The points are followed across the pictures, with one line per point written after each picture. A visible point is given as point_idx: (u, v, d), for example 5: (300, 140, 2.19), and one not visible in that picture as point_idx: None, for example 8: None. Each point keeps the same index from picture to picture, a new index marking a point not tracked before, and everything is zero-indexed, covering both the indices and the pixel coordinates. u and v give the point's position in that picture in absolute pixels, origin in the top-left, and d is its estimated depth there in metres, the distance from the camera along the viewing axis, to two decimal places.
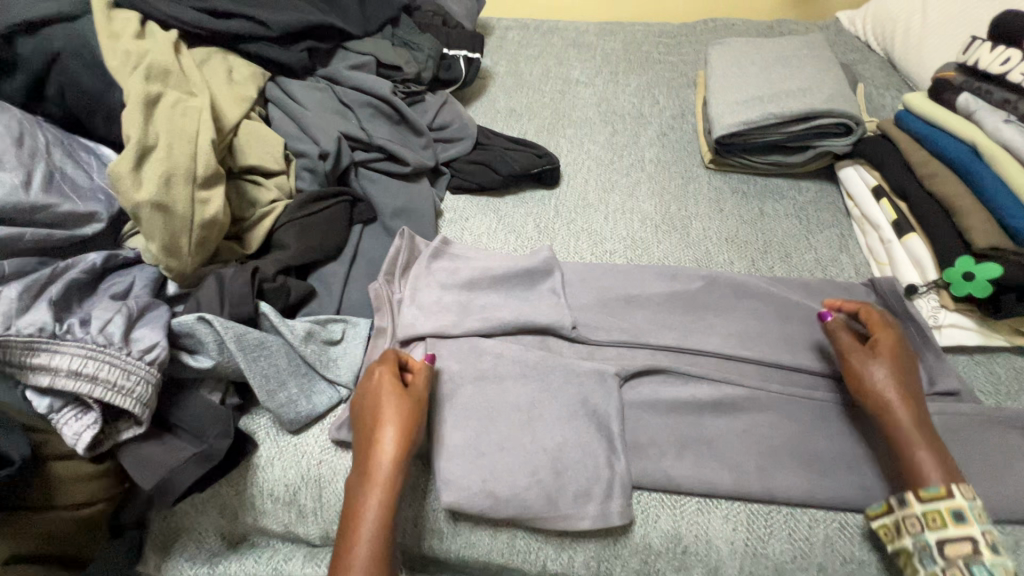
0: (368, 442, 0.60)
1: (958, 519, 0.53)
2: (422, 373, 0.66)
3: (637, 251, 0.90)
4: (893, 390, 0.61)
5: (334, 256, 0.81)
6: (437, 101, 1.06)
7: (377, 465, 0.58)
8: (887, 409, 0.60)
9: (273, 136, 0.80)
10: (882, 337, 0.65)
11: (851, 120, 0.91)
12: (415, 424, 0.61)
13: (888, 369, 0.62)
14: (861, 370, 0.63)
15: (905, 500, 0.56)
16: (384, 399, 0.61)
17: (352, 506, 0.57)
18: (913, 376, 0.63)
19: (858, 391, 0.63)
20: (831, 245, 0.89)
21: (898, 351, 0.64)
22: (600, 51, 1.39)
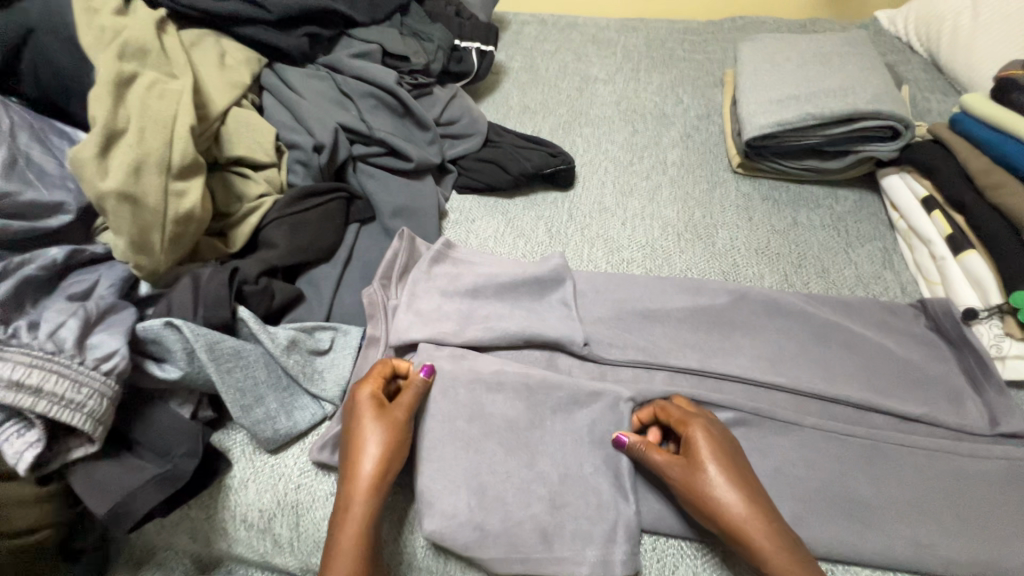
0: (347, 462, 0.54)
1: None
2: (415, 386, 0.59)
3: (656, 261, 0.82)
4: (733, 505, 0.51)
5: (326, 257, 0.75)
6: (445, 95, 0.99)
7: (353, 487, 0.53)
8: (747, 534, 0.50)
9: (264, 126, 0.74)
10: (692, 439, 0.55)
11: (899, 123, 0.82)
12: (394, 446, 0.55)
13: (714, 479, 0.52)
14: (684, 486, 0.53)
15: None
16: (362, 417, 0.56)
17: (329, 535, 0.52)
18: (749, 482, 0.53)
19: (696, 510, 0.53)
20: (873, 260, 0.80)
21: (717, 454, 0.54)
22: (621, 48, 1.31)
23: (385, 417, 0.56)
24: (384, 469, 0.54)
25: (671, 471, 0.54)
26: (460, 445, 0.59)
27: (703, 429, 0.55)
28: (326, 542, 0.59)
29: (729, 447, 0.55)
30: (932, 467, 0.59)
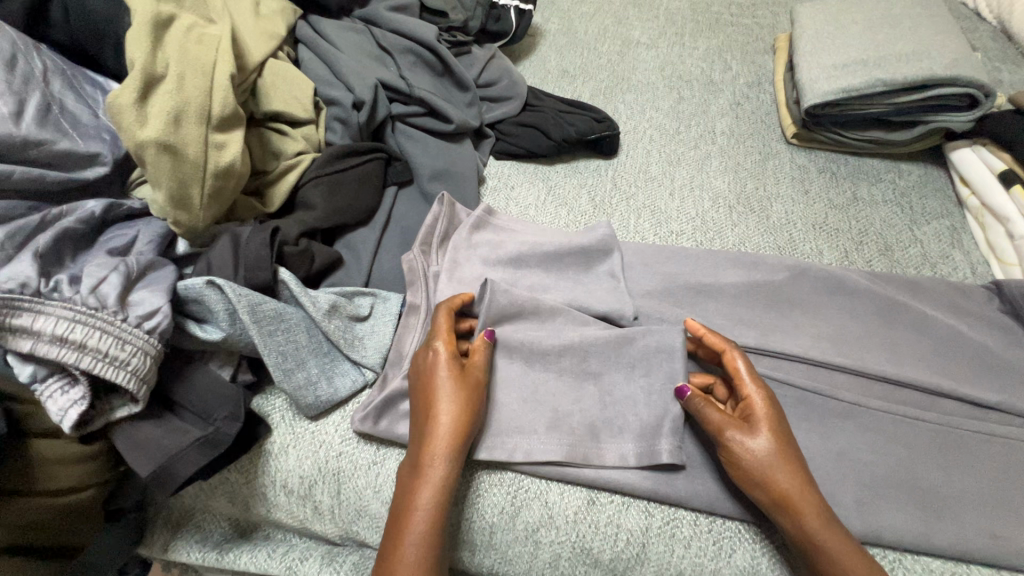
0: (424, 426, 0.52)
1: None
2: (481, 349, 0.57)
3: (708, 234, 0.78)
4: (785, 473, 0.49)
5: (364, 221, 0.72)
6: (484, 55, 0.94)
7: (430, 455, 0.50)
8: (792, 500, 0.48)
9: (302, 80, 0.70)
10: (752, 403, 0.53)
11: (979, 90, 0.76)
12: (472, 415, 0.53)
13: (773, 448, 0.50)
14: (740, 449, 0.51)
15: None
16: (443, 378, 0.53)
17: (401, 498, 0.50)
18: (797, 451, 0.52)
19: (741, 471, 0.51)
20: (940, 238, 0.75)
21: (777, 421, 0.52)
22: (664, 11, 1.24)
23: (462, 381, 0.54)
24: (462, 439, 0.51)
25: (729, 431, 0.51)
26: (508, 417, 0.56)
27: (766, 396, 0.53)
28: (368, 510, 0.58)
29: (782, 415, 0.53)
30: (1007, 457, 0.55)
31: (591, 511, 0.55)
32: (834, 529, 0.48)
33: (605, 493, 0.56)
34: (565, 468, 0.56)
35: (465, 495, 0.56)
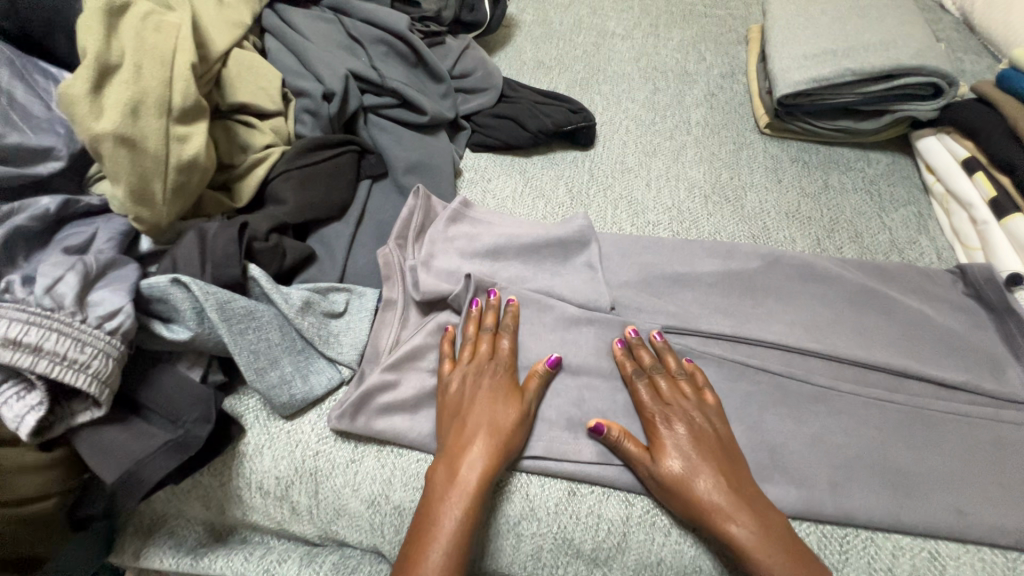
0: (460, 443, 0.52)
1: None
2: (536, 375, 0.58)
3: (684, 224, 0.78)
4: (705, 488, 0.50)
5: (338, 215, 0.70)
6: (458, 45, 0.93)
7: (464, 473, 0.50)
8: (716, 513, 0.49)
9: (269, 70, 0.68)
10: (661, 429, 0.54)
11: (945, 80, 0.78)
12: (510, 441, 0.53)
13: (688, 467, 0.51)
14: (656, 474, 0.52)
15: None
16: (491, 391, 0.55)
17: (427, 515, 0.49)
18: (726, 466, 0.52)
19: (663, 492, 0.52)
20: (907, 224, 0.77)
21: (697, 440, 0.53)
22: (639, 2, 1.24)
23: (507, 409, 0.55)
24: (499, 461, 0.52)
25: (642, 458, 0.53)
26: None
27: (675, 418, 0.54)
28: (347, 509, 0.57)
29: (705, 432, 0.54)
30: (972, 435, 0.57)
31: (572, 501, 0.55)
32: (761, 540, 0.47)
33: (586, 484, 0.56)
34: (545, 459, 0.56)
35: None
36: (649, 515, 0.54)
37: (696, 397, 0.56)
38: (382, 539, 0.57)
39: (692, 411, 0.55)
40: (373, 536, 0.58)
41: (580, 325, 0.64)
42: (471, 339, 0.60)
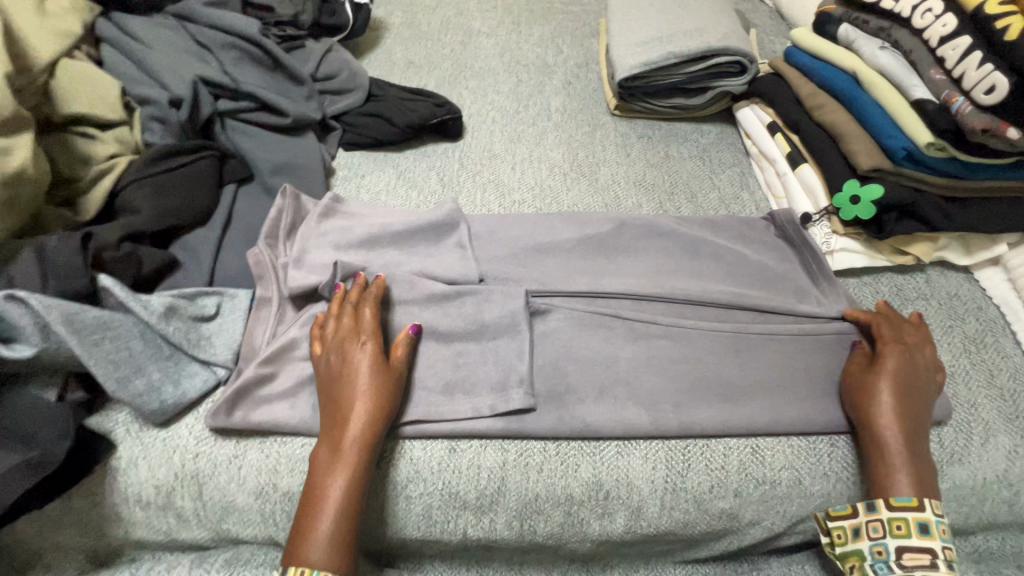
0: (338, 416, 0.55)
1: (923, 530, 0.54)
2: (402, 343, 0.61)
3: (546, 200, 0.86)
4: (888, 407, 0.58)
5: (201, 221, 0.70)
6: (320, 48, 0.94)
7: (345, 443, 0.54)
8: (876, 414, 0.58)
9: (105, 78, 0.66)
10: (890, 356, 0.62)
11: (744, 58, 0.92)
12: (388, 407, 0.57)
13: (891, 395, 0.59)
14: (868, 388, 0.60)
15: (873, 505, 0.56)
16: (356, 363, 0.57)
17: (315, 487, 0.53)
18: (926, 394, 0.60)
19: (859, 405, 0.60)
20: (732, 183, 0.90)
21: (912, 368, 0.61)
22: (502, 2, 1.31)
23: (384, 379, 0.58)
24: (377, 426, 0.55)
25: (866, 370, 0.62)
26: None
27: (918, 352, 0.63)
28: (235, 505, 0.58)
29: (931, 370, 0.62)
30: (786, 347, 0.68)
31: (453, 458, 0.60)
32: (900, 441, 0.57)
33: (464, 440, 0.61)
34: (424, 423, 0.60)
35: None
36: (521, 457, 0.60)
37: (923, 345, 0.64)
38: (276, 527, 0.59)
39: (917, 354, 0.63)
40: (267, 527, 0.59)
41: (452, 299, 0.68)
42: (335, 317, 0.62)
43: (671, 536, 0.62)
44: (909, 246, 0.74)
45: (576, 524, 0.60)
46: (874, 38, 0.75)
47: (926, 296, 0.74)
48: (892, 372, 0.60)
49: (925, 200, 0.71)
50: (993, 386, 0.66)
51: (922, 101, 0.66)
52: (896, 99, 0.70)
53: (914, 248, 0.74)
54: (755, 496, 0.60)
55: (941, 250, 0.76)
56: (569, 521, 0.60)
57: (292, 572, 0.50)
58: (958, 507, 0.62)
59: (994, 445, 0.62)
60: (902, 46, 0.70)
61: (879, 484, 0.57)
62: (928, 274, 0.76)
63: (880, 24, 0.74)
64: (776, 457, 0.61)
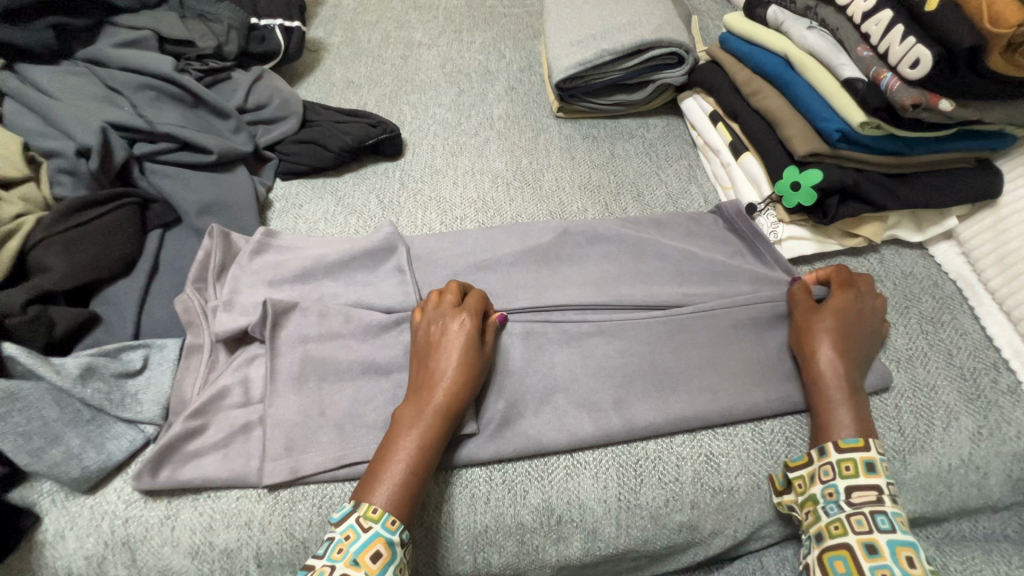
0: (426, 379, 0.55)
1: (869, 469, 0.53)
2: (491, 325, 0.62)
3: (488, 213, 0.84)
4: (828, 346, 0.59)
5: (124, 272, 0.68)
6: (247, 78, 0.92)
7: (429, 399, 0.54)
8: (817, 348, 0.59)
9: (5, 136, 0.65)
10: (838, 296, 0.62)
11: (681, 48, 0.90)
12: (476, 370, 0.56)
13: (827, 332, 0.59)
14: (809, 326, 0.61)
15: (823, 450, 0.55)
16: (455, 337, 0.57)
17: (386, 443, 0.53)
18: (869, 337, 0.61)
19: (801, 344, 0.61)
20: (680, 176, 0.87)
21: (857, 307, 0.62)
22: (442, 10, 1.29)
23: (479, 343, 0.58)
24: (473, 383, 0.56)
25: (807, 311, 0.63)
26: (292, 420, 0.59)
27: (866, 295, 0.63)
28: (172, 569, 0.55)
29: (876, 316, 0.63)
30: (739, 346, 0.65)
31: None
32: (839, 377, 0.57)
33: None
34: (363, 463, 0.58)
35: (271, 520, 0.56)
36: (467, 488, 0.58)
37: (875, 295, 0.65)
38: None
39: (868, 300, 0.63)
40: None
41: (390, 328, 0.66)
42: (438, 294, 0.62)
43: (633, 554, 0.60)
44: (857, 229, 0.72)
45: (531, 552, 0.58)
46: (802, 18, 0.73)
47: (880, 277, 0.72)
48: (835, 311, 0.61)
49: (865, 179, 0.69)
50: (952, 365, 0.64)
51: (851, 80, 0.64)
52: (826, 79, 0.68)
53: (862, 230, 0.72)
54: (713, 505, 0.58)
55: (892, 228, 0.74)
56: (525, 550, 0.58)
57: (361, 512, 0.49)
58: (927, 496, 0.59)
59: (957, 428, 0.60)
60: (829, 24, 0.69)
61: (820, 424, 0.57)
62: (881, 254, 0.74)
63: (807, 3, 0.72)
64: (732, 463, 0.59)
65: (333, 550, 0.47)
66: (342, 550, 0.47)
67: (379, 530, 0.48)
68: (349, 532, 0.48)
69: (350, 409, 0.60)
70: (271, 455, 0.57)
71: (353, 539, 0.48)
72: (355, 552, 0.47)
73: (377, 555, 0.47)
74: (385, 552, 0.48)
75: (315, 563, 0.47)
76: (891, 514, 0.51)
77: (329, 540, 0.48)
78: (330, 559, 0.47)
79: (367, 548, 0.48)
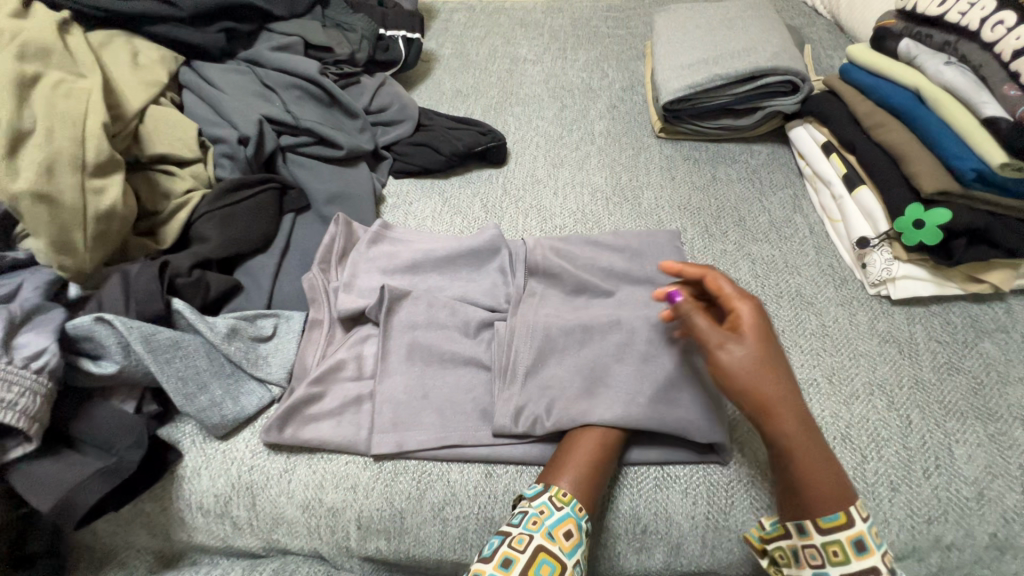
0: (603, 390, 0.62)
1: (860, 549, 0.47)
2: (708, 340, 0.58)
3: (587, 225, 0.86)
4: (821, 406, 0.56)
5: (263, 248, 0.76)
6: (374, 83, 1.00)
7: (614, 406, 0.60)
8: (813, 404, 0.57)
9: (185, 123, 0.75)
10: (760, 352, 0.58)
11: (796, 77, 0.89)
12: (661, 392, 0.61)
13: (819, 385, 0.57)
14: None
15: (804, 529, 0.49)
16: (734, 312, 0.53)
17: (574, 438, 0.58)
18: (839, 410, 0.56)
19: None
20: (784, 205, 0.86)
21: (774, 372, 0.49)
22: (548, 29, 1.34)
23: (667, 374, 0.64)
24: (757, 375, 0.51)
25: None
26: (399, 398, 0.63)
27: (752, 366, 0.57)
28: (285, 516, 0.61)
29: None
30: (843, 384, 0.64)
31: (489, 482, 0.61)
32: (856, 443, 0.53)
33: (501, 465, 0.62)
34: (462, 446, 0.61)
35: (374, 487, 0.61)
36: None
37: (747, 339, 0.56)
38: (320, 540, 0.62)
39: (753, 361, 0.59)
40: (312, 539, 0.62)
41: (492, 324, 0.70)
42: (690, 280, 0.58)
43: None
44: (984, 274, 0.69)
45: (611, 556, 0.59)
46: (938, 53, 0.71)
47: (1005, 328, 0.68)
48: None
49: (998, 223, 0.66)
50: None
51: (994, 119, 0.62)
52: (965, 118, 0.66)
53: (990, 275, 0.68)
54: None
55: (1022, 277, 0.70)
56: (605, 554, 0.59)
57: (552, 492, 0.53)
58: None
59: None
60: (970, 60, 0.66)
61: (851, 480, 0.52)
62: (1008, 304, 0.70)
63: (945, 38, 0.70)
64: None
65: (529, 521, 0.51)
66: (537, 522, 0.51)
67: (570, 511, 0.52)
68: (543, 508, 0.52)
69: (452, 395, 0.64)
70: (380, 428, 0.62)
71: (547, 514, 0.52)
72: (549, 526, 0.51)
73: (569, 533, 0.51)
74: (576, 531, 0.52)
75: (511, 530, 0.51)
76: None
77: (524, 512, 0.53)
78: (526, 529, 0.51)
79: (560, 526, 0.51)
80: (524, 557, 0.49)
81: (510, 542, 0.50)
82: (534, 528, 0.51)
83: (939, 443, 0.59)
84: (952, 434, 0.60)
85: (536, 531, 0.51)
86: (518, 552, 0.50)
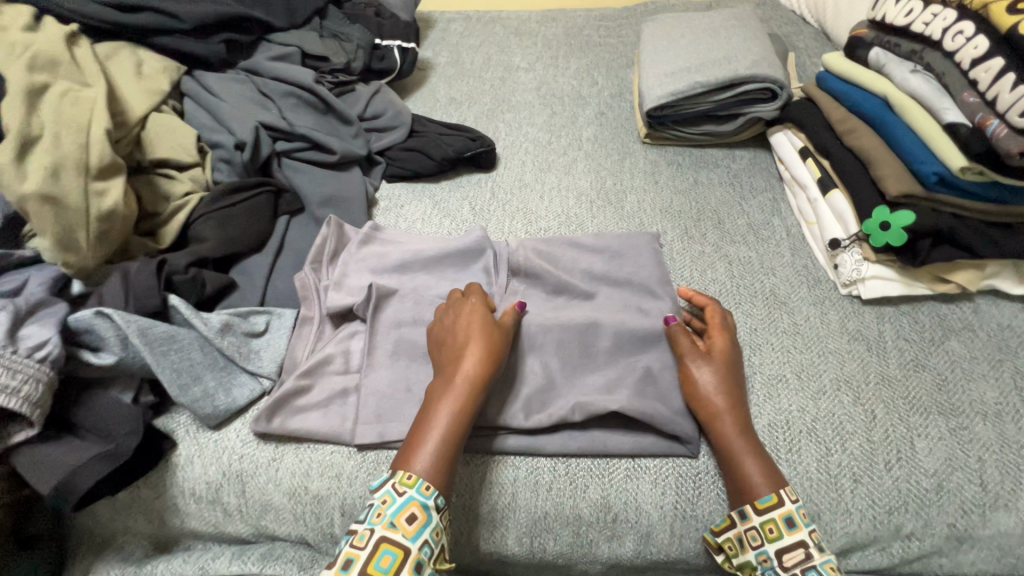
0: (449, 362, 0.61)
1: (789, 524, 0.54)
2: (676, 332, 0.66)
3: (571, 227, 0.89)
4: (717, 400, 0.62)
5: (258, 248, 0.79)
6: (368, 90, 1.04)
7: (460, 379, 0.58)
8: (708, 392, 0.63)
9: (184, 129, 0.79)
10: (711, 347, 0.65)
11: (775, 85, 0.92)
12: (501, 343, 0.63)
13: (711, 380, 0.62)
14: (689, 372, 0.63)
15: (744, 513, 0.55)
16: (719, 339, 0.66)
17: (421, 419, 0.57)
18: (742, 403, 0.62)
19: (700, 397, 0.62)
20: (763, 209, 0.88)
21: (730, 390, 0.61)
22: (542, 38, 1.37)
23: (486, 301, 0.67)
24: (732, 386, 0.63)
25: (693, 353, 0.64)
26: (382, 391, 0.66)
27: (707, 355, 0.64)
28: (273, 503, 0.64)
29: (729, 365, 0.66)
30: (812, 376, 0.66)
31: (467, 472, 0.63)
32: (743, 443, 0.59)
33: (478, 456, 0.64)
34: None
35: (357, 476, 0.63)
36: (528, 475, 0.62)
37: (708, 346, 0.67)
38: (306, 527, 0.65)
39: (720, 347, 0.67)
40: (298, 526, 0.65)
41: None
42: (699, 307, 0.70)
43: (682, 565, 0.62)
44: (950, 274, 0.71)
45: (584, 544, 0.61)
46: (905, 61, 0.73)
47: (972, 327, 0.70)
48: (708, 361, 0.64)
49: (962, 225, 0.68)
50: None
51: (953, 124, 0.64)
52: (928, 123, 0.68)
53: (956, 276, 0.71)
54: None
55: (989, 278, 0.72)
56: (578, 542, 0.61)
57: (397, 480, 0.54)
58: (1002, 556, 0.57)
59: None
60: (935, 68, 0.69)
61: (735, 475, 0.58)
62: (976, 304, 0.72)
63: (912, 47, 0.72)
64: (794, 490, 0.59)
65: (371, 516, 0.52)
66: (379, 515, 0.52)
67: (413, 495, 0.53)
68: (387, 496, 0.53)
69: None
70: (363, 419, 0.65)
71: (389, 504, 0.52)
72: (391, 516, 0.52)
73: (411, 517, 0.52)
74: (419, 515, 0.52)
75: (357, 528, 0.52)
76: (821, 565, 0.52)
77: (369, 506, 0.53)
78: (371, 523, 0.52)
79: (403, 511, 0.52)
80: (364, 555, 0.50)
81: (352, 541, 0.51)
82: (376, 521, 0.52)
83: (902, 436, 0.61)
84: (915, 428, 0.62)
85: (380, 525, 0.51)
86: (358, 551, 0.50)
